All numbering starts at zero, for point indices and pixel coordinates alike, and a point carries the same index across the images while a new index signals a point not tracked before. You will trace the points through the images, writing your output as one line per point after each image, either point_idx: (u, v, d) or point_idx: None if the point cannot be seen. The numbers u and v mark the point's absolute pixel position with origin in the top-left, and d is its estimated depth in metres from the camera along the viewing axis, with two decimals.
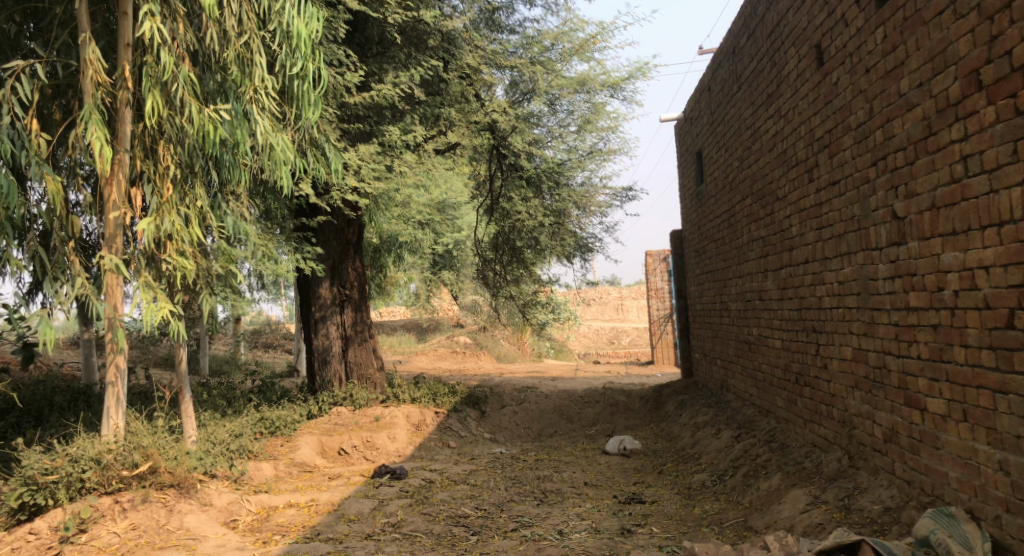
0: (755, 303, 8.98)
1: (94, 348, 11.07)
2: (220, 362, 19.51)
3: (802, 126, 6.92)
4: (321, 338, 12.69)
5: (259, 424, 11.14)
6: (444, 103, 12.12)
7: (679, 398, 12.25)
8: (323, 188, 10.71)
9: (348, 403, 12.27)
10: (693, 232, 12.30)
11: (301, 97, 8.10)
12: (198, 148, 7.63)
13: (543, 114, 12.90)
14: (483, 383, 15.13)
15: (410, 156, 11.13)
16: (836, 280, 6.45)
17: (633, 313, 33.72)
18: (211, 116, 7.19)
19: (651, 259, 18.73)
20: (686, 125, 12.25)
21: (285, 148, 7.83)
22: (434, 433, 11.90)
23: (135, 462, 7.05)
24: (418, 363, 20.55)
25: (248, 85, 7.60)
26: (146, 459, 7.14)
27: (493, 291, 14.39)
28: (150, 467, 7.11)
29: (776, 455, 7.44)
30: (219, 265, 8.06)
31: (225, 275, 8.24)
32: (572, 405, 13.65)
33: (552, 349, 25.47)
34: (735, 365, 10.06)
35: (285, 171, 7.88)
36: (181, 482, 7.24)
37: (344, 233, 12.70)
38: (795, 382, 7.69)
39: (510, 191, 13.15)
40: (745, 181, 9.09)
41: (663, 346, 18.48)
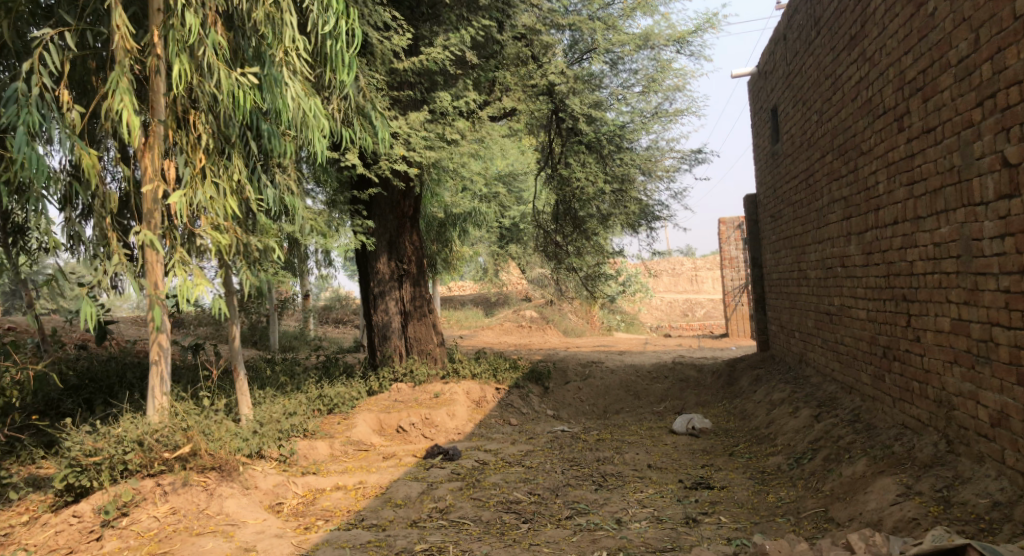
0: (836, 270, 8.24)
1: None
2: (287, 338, 19.41)
3: (891, 68, 6.17)
4: (380, 313, 12.33)
5: (316, 401, 10.82)
6: (500, 65, 11.59)
7: (753, 373, 11.53)
8: (373, 157, 10.28)
9: (408, 379, 11.92)
10: (768, 197, 11.52)
11: (337, 57, 7.76)
12: (232, 115, 7.27)
13: (605, 74, 12.29)
14: (547, 357, 14.62)
15: (463, 122, 10.60)
16: (930, 241, 5.70)
17: (707, 284, 32.74)
18: (240, 79, 6.79)
19: (723, 226, 17.81)
20: (759, 81, 11.47)
21: (321, 112, 7.42)
22: (496, 410, 11.45)
23: (177, 443, 6.69)
24: (484, 338, 20.15)
25: (280, 46, 7.20)
26: (188, 440, 6.77)
27: (556, 263, 13.82)
28: (191, 449, 6.72)
29: (861, 436, 6.75)
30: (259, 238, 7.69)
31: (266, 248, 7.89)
32: (639, 380, 13.04)
33: (622, 322, 24.76)
34: (815, 338, 9.30)
35: (323, 136, 7.49)
36: (222, 465, 6.85)
37: (400, 206, 12.27)
38: (883, 357, 6.95)
39: (570, 157, 12.57)
40: (825, 138, 8.33)
41: (737, 317, 17.69)
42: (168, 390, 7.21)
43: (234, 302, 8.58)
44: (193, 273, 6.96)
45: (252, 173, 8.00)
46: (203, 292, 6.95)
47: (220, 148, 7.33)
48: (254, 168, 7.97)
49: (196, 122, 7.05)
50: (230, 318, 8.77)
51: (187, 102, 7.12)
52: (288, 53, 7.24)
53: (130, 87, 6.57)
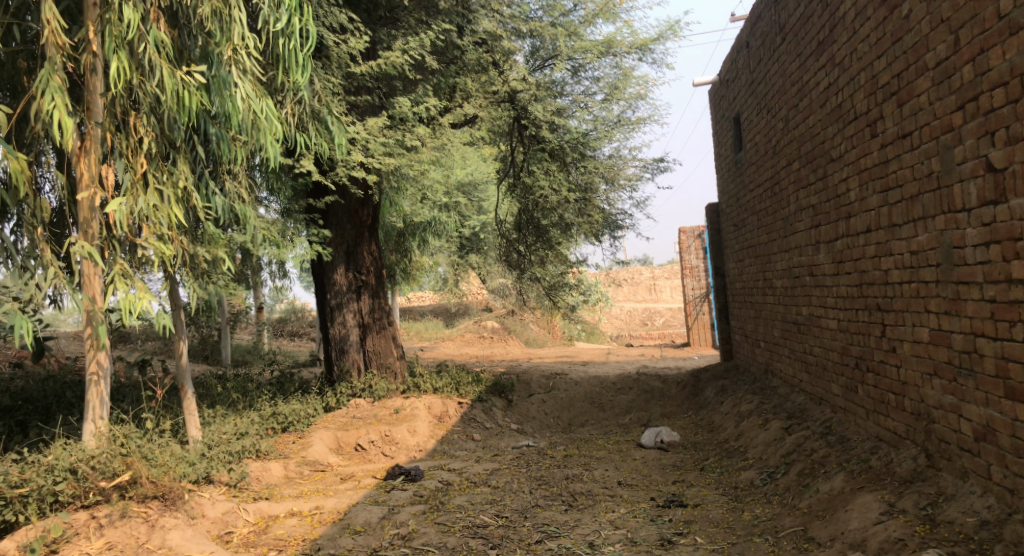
0: (805, 279, 8.08)
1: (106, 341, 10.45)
2: (242, 353, 18.89)
3: (863, 72, 6.03)
4: (338, 326, 11.96)
5: (270, 420, 10.43)
6: (461, 71, 11.39)
7: (719, 383, 11.38)
8: (329, 163, 9.95)
9: (367, 394, 11.59)
10: (731, 205, 11.38)
11: (290, 56, 7.47)
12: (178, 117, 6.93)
13: (567, 81, 12.11)
14: (509, 369, 14.36)
15: (422, 129, 10.33)
16: (906, 249, 5.55)
17: (666, 293, 32.75)
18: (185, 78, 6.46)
19: (684, 235, 17.69)
20: (721, 89, 11.36)
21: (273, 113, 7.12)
22: (458, 425, 11.17)
23: (115, 471, 6.38)
24: (444, 350, 19.83)
25: (228, 43, 6.89)
26: (126, 468, 6.47)
27: (518, 272, 13.56)
28: (131, 476, 6.41)
29: (835, 448, 6.58)
30: (206, 251, 7.32)
31: (214, 260, 7.53)
32: (604, 392, 12.83)
33: (583, 331, 24.59)
34: (782, 348, 9.15)
35: (275, 139, 7.18)
36: (166, 493, 6.51)
37: (358, 215, 11.90)
38: (855, 368, 6.79)
39: (532, 165, 12.34)
40: (791, 145, 8.19)
41: (699, 326, 17.60)
42: (106, 410, 6.88)
43: (181, 316, 8.23)
44: (136, 286, 6.57)
45: (200, 181, 7.66)
46: (148, 305, 6.55)
47: (163, 153, 6.99)
48: (201, 175, 7.62)
49: (136, 124, 6.70)
50: (176, 334, 8.43)
51: (128, 103, 6.77)
52: (237, 51, 6.93)
53: (62, 86, 6.27)
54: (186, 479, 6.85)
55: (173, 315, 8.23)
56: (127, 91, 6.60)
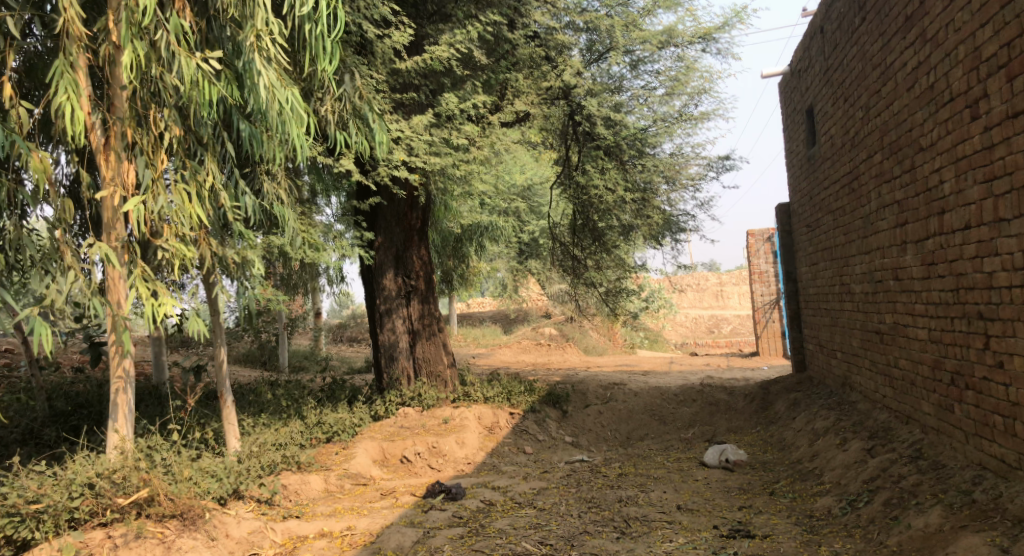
0: (887, 283, 7.30)
1: (157, 344, 10.11)
2: (296, 357, 18.59)
3: (961, 46, 5.55)
4: (387, 332, 11.45)
5: (314, 428, 10.01)
6: (513, 67, 10.79)
7: (790, 396, 10.55)
8: (371, 162, 9.47)
9: (415, 404, 11.06)
10: (803, 205, 10.54)
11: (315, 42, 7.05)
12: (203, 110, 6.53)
13: (625, 76, 11.45)
14: (566, 378, 13.69)
15: (471, 126, 9.79)
16: (1017, 245, 5.12)
17: (733, 300, 31.63)
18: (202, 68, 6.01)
19: (752, 239, 16.52)
20: (792, 81, 10.56)
21: (298, 104, 6.72)
22: (510, 437, 10.57)
23: (133, 487, 5.95)
24: (501, 357, 19.25)
25: (251, 30, 6.46)
26: (144, 484, 5.98)
27: (574, 278, 12.87)
28: (149, 493, 5.95)
29: (928, 476, 5.84)
30: (232, 253, 6.89)
31: (242, 263, 7.09)
32: (665, 403, 12.08)
33: (646, 339, 23.73)
34: (861, 360, 8.34)
35: (300, 131, 6.72)
36: (185, 512, 6.02)
37: (407, 218, 11.40)
38: (949, 385, 6.00)
39: (587, 165, 11.51)
40: (868, 136, 7.54)
41: (768, 335, 16.80)
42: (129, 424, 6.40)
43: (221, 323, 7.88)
44: (160, 291, 6.11)
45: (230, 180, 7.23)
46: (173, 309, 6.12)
47: (189, 149, 6.60)
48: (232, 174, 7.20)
49: (158, 117, 6.33)
50: (214, 341, 8.11)
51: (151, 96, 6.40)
52: (261, 38, 6.51)
53: (76, 78, 5.85)
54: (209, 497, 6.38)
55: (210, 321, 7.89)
56: (148, 82, 6.26)
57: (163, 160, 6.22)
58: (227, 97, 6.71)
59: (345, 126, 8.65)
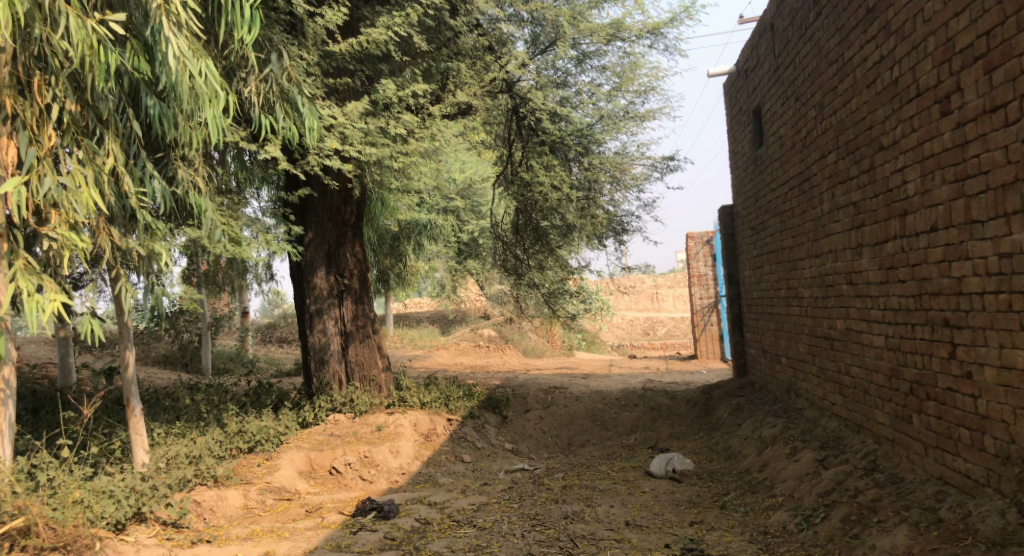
0: (840, 288, 7.04)
1: (68, 348, 10.02)
2: (223, 359, 17.82)
3: (931, 38, 5.33)
4: (317, 334, 10.86)
5: (235, 438, 9.41)
6: (453, 57, 10.30)
7: (734, 401, 10.31)
8: (300, 151, 8.91)
9: (347, 410, 10.53)
10: (748, 207, 10.31)
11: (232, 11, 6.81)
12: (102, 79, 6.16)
13: (570, 70, 11.08)
14: (505, 382, 13.25)
15: (410, 117, 9.30)
16: (992, 248, 4.90)
17: (669, 302, 31.64)
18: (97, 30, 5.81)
19: (693, 242, 16.24)
20: (738, 80, 10.34)
21: (212, 79, 6.58)
22: (446, 445, 10.12)
23: (6, 516, 5.78)
24: (437, 359, 18.78)
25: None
26: (18, 514, 5.82)
27: (516, 278, 12.43)
28: (24, 523, 5.77)
29: (886, 490, 5.61)
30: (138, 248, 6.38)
31: (150, 258, 6.58)
32: (607, 408, 11.72)
33: (584, 341, 23.46)
34: (808, 366, 8.08)
35: (214, 107, 6.57)
36: (69, 543, 5.91)
37: (341, 213, 10.88)
38: (908, 395, 5.74)
39: (532, 158, 11.27)
40: (821, 135, 7.28)
41: (707, 338, 16.61)
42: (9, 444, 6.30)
43: (130, 326, 7.47)
44: (45, 285, 5.76)
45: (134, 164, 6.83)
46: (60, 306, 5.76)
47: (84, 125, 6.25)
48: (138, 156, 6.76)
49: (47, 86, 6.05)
50: (123, 345, 7.61)
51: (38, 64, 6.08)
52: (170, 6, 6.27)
53: None
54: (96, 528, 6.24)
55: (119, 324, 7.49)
56: (31, 46, 5.91)
57: (52, 137, 5.98)
58: (133, 70, 6.49)
59: (271, 110, 8.26)
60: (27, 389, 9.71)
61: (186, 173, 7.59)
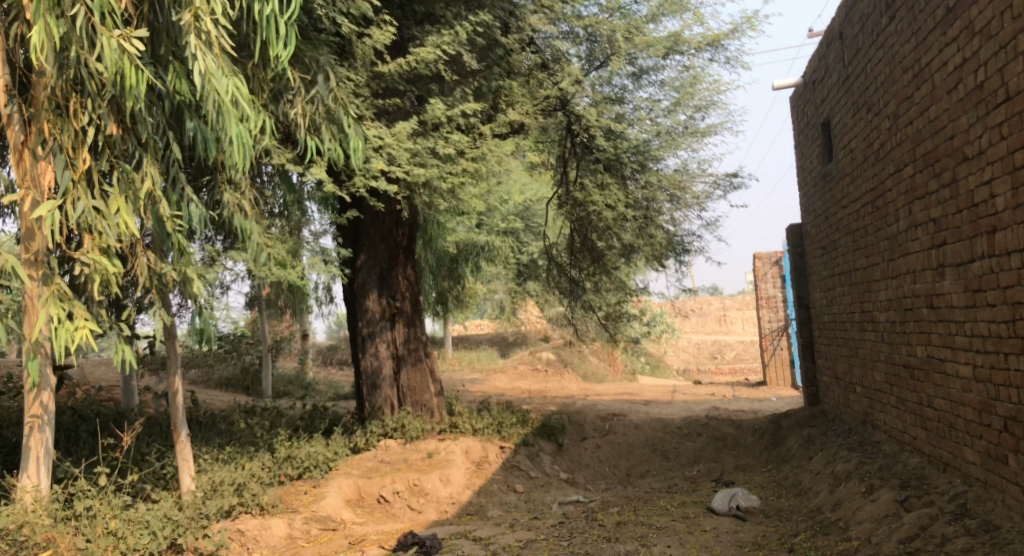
0: (918, 311, 6.48)
1: (134, 371, 10.10)
2: (282, 380, 17.75)
3: (1020, 36, 4.87)
4: (369, 358, 10.58)
5: (284, 464, 9.15)
6: (505, 74, 9.97)
7: (803, 432, 9.68)
8: (347, 172, 8.68)
9: (399, 436, 10.21)
10: (817, 226, 9.75)
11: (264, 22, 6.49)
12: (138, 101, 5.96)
13: (627, 86, 10.67)
14: (563, 408, 12.79)
15: (460, 136, 8.99)
16: None
17: (736, 325, 30.73)
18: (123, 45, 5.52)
19: (758, 262, 15.73)
20: (804, 93, 9.83)
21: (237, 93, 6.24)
22: (499, 474, 9.70)
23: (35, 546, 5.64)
24: (496, 383, 18.42)
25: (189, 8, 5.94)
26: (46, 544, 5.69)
27: (572, 301, 11.96)
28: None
29: (980, 540, 5.20)
30: (171, 271, 6.18)
31: (184, 282, 6.38)
32: (668, 437, 11.17)
33: (647, 365, 22.82)
34: (885, 397, 7.49)
35: (233, 124, 6.16)
36: None
37: (392, 235, 10.59)
38: (1003, 432, 5.28)
39: (585, 177, 10.90)
40: (894, 148, 6.76)
41: (776, 363, 15.89)
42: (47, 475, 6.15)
43: (177, 348, 7.52)
44: (76, 313, 5.54)
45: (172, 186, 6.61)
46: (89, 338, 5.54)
47: (122, 147, 6.05)
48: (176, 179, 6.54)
49: (81, 109, 5.83)
50: (170, 370, 7.49)
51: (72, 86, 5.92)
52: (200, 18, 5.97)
53: None
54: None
55: (166, 347, 7.50)
56: (67, 70, 5.71)
57: (86, 161, 5.77)
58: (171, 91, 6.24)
59: (317, 131, 8.05)
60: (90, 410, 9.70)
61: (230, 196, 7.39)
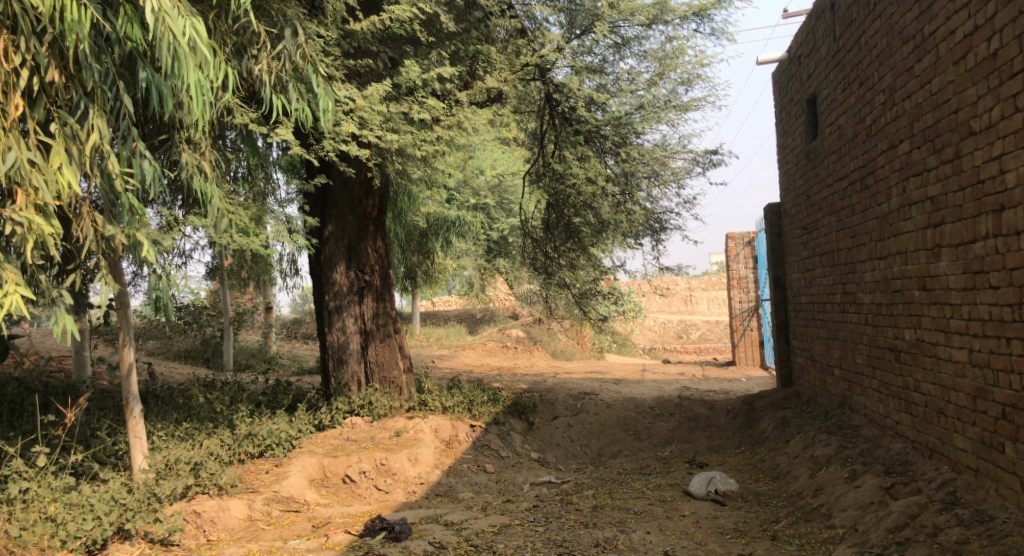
0: (907, 292, 6.30)
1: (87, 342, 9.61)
2: (245, 354, 17.30)
3: None
4: (336, 332, 10.22)
5: (244, 441, 8.78)
6: (483, 39, 9.61)
7: (778, 413, 9.51)
8: (315, 135, 8.28)
9: (365, 413, 9.89)
10: (796, 204, 9.56)
11: None
12: (85, 45, 5.54)
13: (608, 54, 10.34)
14: (533, 386, 12.53)
15: (434, 100, 8.63)
16: None
17: (703, 305, 30.69)
18: None
19: (732, 241, 15.54)
20: (788, 67, 9.61)
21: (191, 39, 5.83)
22: (469, 453, 9.44)
23: None
24: (464, 359, 18.14)
25: None
26: None
27: (545, 278, 11.63)
28: None
29: (974, 531, 5.05)
30: (119, 233, 5.82)
31: (131, 246, 6.03)
32: (640, 416, 10.96)
33: (615, 343, 22.66)
34: (866, 380, 7.30)
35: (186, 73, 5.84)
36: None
37: (361, 206, 10.16)
38: (999, 420, 5.17)
39: (565, 149, 10.59)
40: (889, 123, 6.53)
41: (746, 343, 15.75)
42: None
43: (128, 317, 7.21)
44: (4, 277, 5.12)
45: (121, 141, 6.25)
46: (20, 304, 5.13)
47: (65, 96, 5.65)
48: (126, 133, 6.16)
49: (13, 50, 5.35)
50: (121, 341, 7.13)
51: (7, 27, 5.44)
52: None
53: None
54: (67, 548, 5.74)
55: (118, 317, 7.18)
56: None
57: (19, 107, 5.31)
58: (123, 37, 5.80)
59: (283, 91, 7.66)
60: (41, 383, 9.24)
61: (190, 158, 6.99)
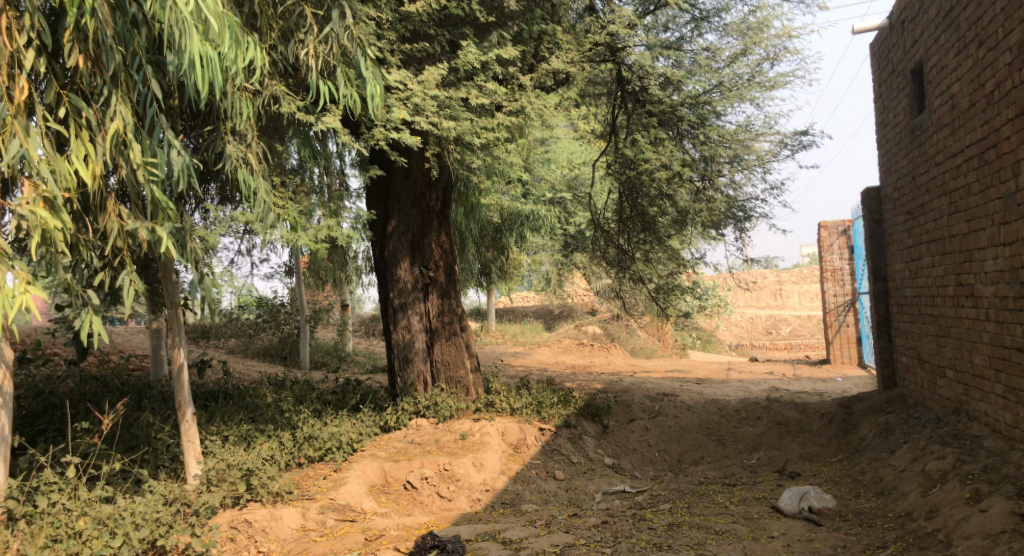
0: None
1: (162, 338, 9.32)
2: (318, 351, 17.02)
3: None
4: (401, 330, 9.73)
5: (302, 445, 8.32)
6: (548, 19, 8.94)
7: (880, 419, 8.58)
8: (369, 121, 7.74)
9: (430, 414, 9.34)
10: (897, 187, 8.65)
11: None
12: (104, 24, 5.19)
13: (684, 31, 9.56)
14: (610, 386, 11.80)
15: (494, 83, 8.03)
16: None
17: (793, 299, 29.33)
18: None
19: (824, 231, 14.52)
20: (887, 36, 8.70)
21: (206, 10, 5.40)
22: (538, 458, 8.78)
23: None
24: (539, 357, 17.49)
25: None
26: None
27: (620, 272, 10.88)
28: None
29: None
30: (141, 228, 5.47)
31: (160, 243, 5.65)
32: (725, 419, 10.12)
33: (699, 339, 21.67)
34: (986, 383, 6.41)
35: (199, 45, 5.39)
36: None
37: (425, 199, 9.62)
38: None
39: (637, 133, 9.94)
40: (1018, 87, 5.75)
41: (841, 341, 14.67)
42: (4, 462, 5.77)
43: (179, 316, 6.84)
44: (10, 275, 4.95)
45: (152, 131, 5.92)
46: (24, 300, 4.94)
47: (84, 80, 5.37)
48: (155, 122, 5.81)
49: (18, 30, 5.14)
50: (172, 341, 6.74)
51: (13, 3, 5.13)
52: None
53: None
54: None
55: (169, 315, 6.81)
56: None
57: (24, 91, 5.10)
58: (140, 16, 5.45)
59: (331, 76, 7.19)
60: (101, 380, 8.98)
61: (233, 148, 6.53)
